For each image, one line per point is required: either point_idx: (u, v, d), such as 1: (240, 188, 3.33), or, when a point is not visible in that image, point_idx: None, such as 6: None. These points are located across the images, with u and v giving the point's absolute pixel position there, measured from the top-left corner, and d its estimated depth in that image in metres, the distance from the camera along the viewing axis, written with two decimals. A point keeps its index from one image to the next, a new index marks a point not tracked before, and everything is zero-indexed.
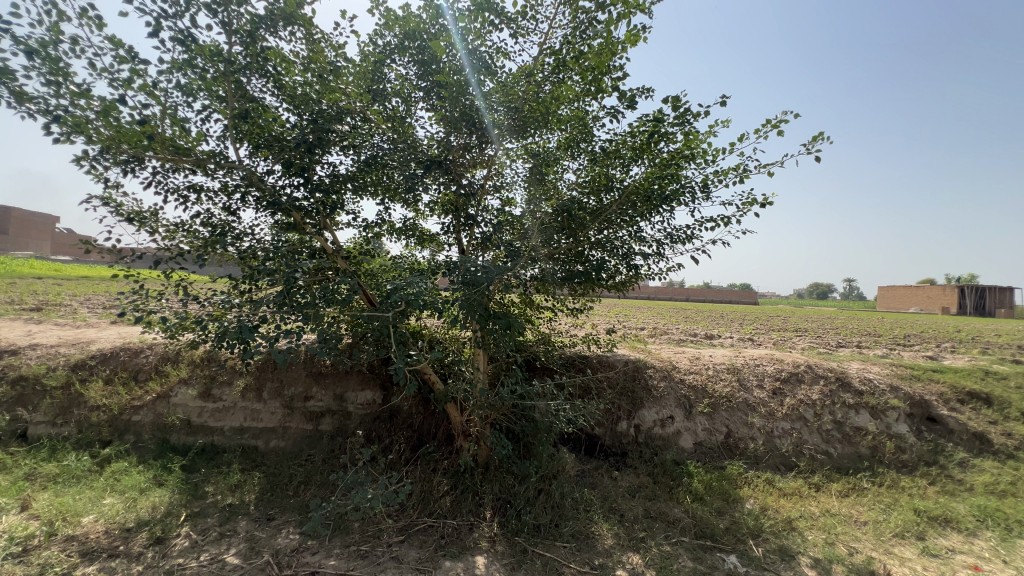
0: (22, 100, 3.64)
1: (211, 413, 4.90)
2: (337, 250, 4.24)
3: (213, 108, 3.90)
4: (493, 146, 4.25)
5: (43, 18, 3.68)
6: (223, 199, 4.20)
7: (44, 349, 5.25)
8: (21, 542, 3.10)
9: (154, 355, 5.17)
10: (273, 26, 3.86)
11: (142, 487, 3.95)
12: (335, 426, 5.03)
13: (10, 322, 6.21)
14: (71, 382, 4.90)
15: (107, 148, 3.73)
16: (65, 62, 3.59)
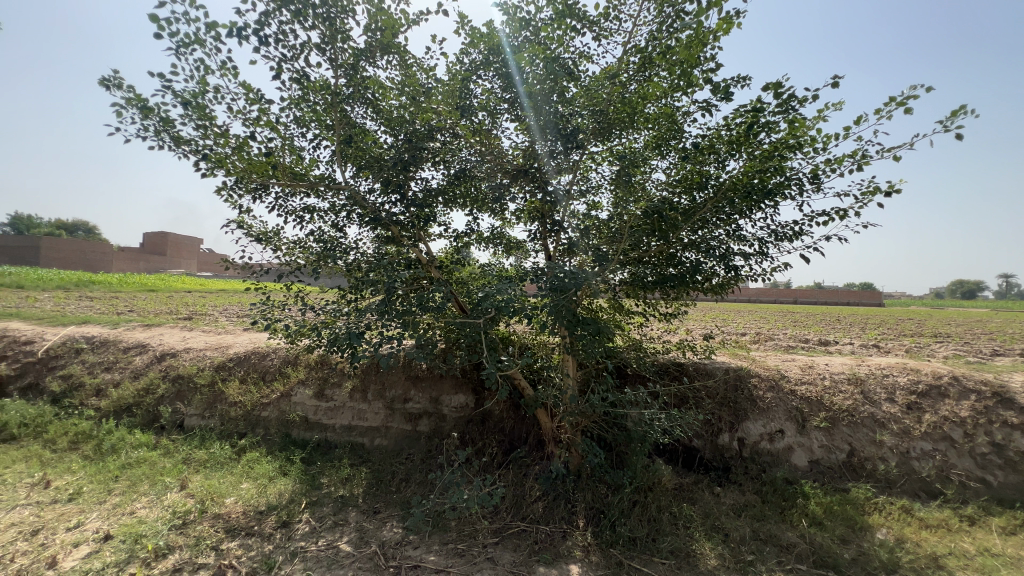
0: (179, 142, 4.32)
1: (325, 411, 5.40)
2: (431, 260, 4.47)
3: (322, 136, 4.32)
4: (577, 152, 4.22)
5: (194, 73, 4.36)
6: (332, 217, 4.63)
7: (195, 352, 6.15)
8: (181, 516, 3.65)
9: (278, 358, 5.82)
10: (372, 57, 4.19)
11: (270, 475, 4.46)
12: (431, 427, 5.29)
13: (170, 329, 7.38)
14: (215, 380, 5.68)
15: (240, 179, 4.29)
16: (210, 107, 4.20)
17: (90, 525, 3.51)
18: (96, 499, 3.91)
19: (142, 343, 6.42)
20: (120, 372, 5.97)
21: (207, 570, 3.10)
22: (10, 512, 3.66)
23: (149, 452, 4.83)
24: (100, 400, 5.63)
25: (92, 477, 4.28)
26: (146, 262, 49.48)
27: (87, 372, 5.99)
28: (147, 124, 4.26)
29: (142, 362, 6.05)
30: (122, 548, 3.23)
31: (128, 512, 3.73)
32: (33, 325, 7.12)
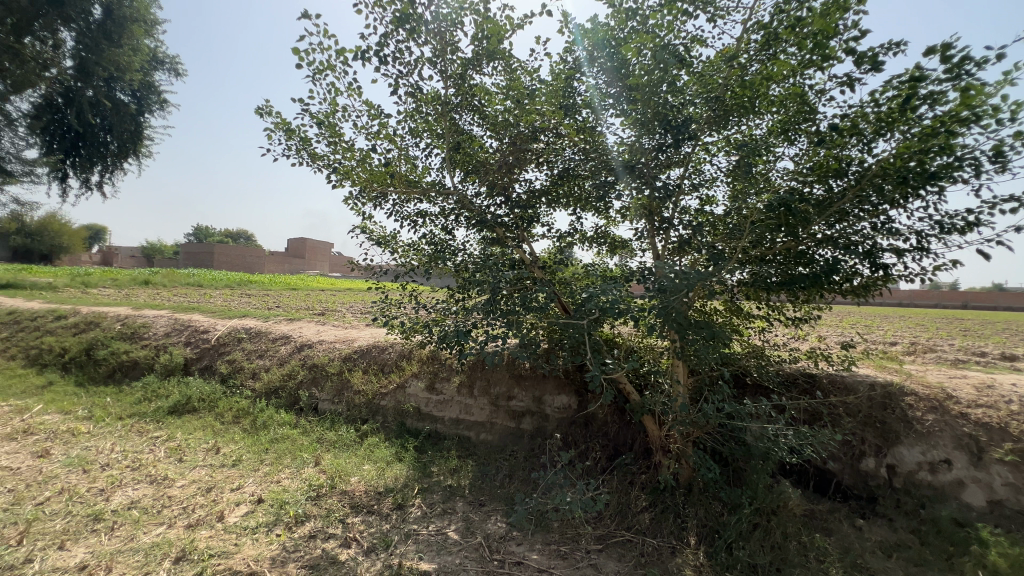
0: (314, 158, 4.87)
1: (435, 403, 5.74)
2: (534, 260, 4.52)
3: (433, 145, 4.59)
4: (689, 143, 3.96)
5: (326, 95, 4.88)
6: (442, 221, 4.90)
7: (327, 344, 6.92)
8: (316, 489, 4.13)
9: (394, 352, 6.32)
10: (478, 64, 4.34)
11: (388, 460, 4.86)
12: (534, 426, 5.37)
13: (308, 323, 8.40)
14: (342, 370, 6.34)
15: (363, 188, 4.72)
16: (339, 126, 4.69)
17: (247, 488, 4.13)
18: (252, 466, 4.58)
19: (286, 334, 7.38)
20: (270, 359, 6.93)
21: (336, 539, 3.46)
22: (191, 470, 4.44)
23: (291, 430, 5.54)
24: (255, 381, 6.58)
25: (249, 448, 5.02)
26: (290, 265, 57.07)
27: (245, 357, 7.05)
28: (290, 143, 4.88)
29: (286, 351, 6.96)
30: (271, 511, 3.74)
31: (276, 480, 4.31)
32: (208, 317, 8.57)
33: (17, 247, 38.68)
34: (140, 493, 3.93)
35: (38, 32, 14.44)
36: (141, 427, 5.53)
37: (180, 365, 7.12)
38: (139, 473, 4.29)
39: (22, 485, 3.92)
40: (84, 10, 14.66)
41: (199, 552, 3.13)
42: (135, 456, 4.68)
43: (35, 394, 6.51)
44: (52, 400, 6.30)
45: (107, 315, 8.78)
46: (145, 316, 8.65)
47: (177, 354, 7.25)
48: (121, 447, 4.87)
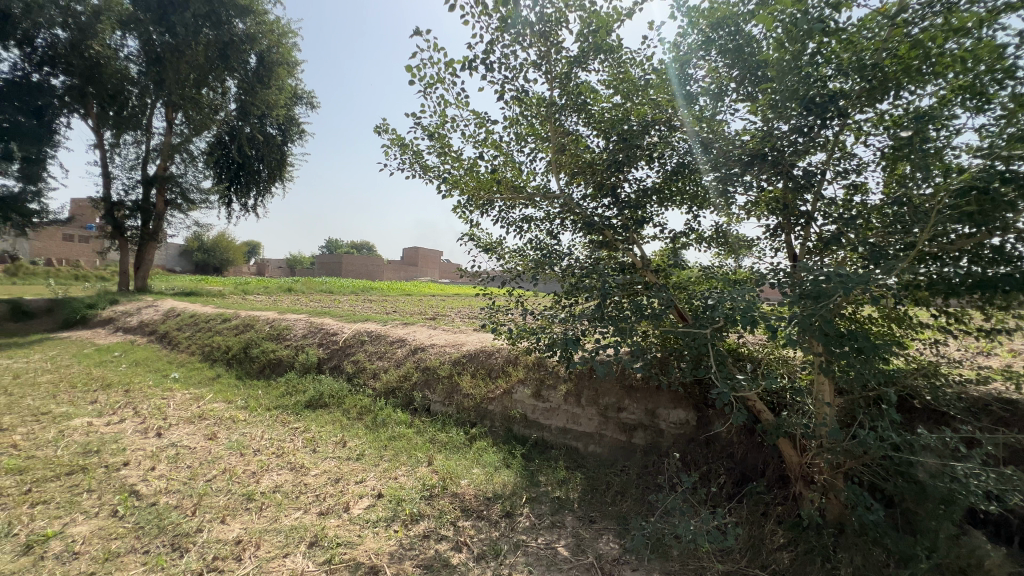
0: (426, 170, 5.12)
1: (542, 411, 5.68)
2: (646, 263, 4.25)
3: (539, 149, 4.56)
4: (835, 122, 3.42)
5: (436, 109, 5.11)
6: (547, 226, 4.85)
7: (439, 347, 7.25)
8: (429, 489, 4.30)
9: (501, 358, 6.40)
10: (585, 61, 4.21)
11: (496, 465, 4.92)
12: (648, 441, 5.06)
13: (421, 327, 8.91)
14: (452, 373, 6.58)
15: (470, 196, 4.84)
16: (448, 137, 4.88)
17: (369, 482, 4.44)
18: (373, 461, 4.92)
19: (402, 337, 7.90)
20: (388, 360, 7.45)
21: (448, 542, 3.54)
22: (323, 461, 4.90)
23: (407, 428, 5.88)
24: (375, 381, 7.12)
25: (370, 443, 5.42)
26: (406, 272, 61.84)
27: (367, 358, 7.67)
28: (404, 157, 5.19)
29: (402, 353, 7.43)
30: (389, 506, 3.97)
31: (394, 477, 4.58)
32: (337, 321, 9.53)
33: (197, 261, 47.03)
34: (282, 478, 4.42)
35: (211, 83, 17.42)
36: (284, 418, 6.28)
37: (315, 363, 7.98)
38: (282, 460, 4.85)
39: (196, 462, 4.65)
40: (243, 60, 17.36)
41: (329, 540, 3.40)
42: (279, 444, 5.31)
43: (208, 385, 7.76)
44: (219, 390, 7.44)
45: (260, 318, 10.19)
46: (288, 319, 9.88)
47: (313, 353, 8.14)
48: (269, 435, 5.56)
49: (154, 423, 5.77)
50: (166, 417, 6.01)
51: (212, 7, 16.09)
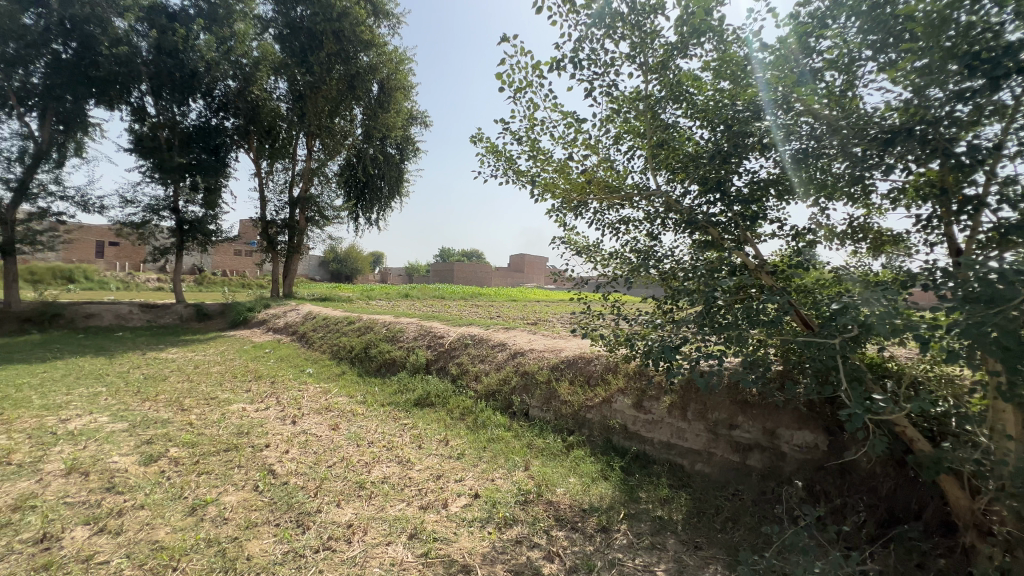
0: (518, 175, 5.17)
1: (643, 423, 5.37)
2: (761, 264, 3.80)
3: (636, 146, 4.35)
4: (1016, 81, 2.73)
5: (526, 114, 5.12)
6: (647, 226, 4.60)
7: (537, 352, 7.26)
8: (524, 494, 4.30)
9: (600, 365, 6.21)
10: (684, 48, 3.94)
11: (594, 476, 4.76)
12: (766, 464, 4.52)
13: (521, 332, 9.04)
14: (551, 379, 6.53)
15: (563, 200, 4.77)
16: (538, 140, 4.86)
17: (468, 481, 4.57)
18: (472, 462, 5.06)
19: (503, 342, 8.06)
20: (489, 364, 7.66)
21: (540, 550, 3.49)
22: (427, 457, 5.18)
23: (505, 431, 5.98)
24: (477, 383, 7.35)
25: (470, 444, 5.61)
26: (513, 279, 63.67)
27: (470, 361, 7.96)
28: (498, 164, 5.29)
29: (502, 357, 7.58)
30: (485, 507, 4.04)
31: (491, 478, 4.67)
32: (445, 324, 10.07)
33: (333, 270, 53.37)
34: (391, 470, 4.75)
35: (343, 112, 19.70)
36: (396, 414, 6.78)
37: (424, 364, 8.51)
38: (391, 453, 5.22)
39: (321, 449, 5.21)
40: (367, 89, 19.32)
41: (427, 534, 3.56)
42: (390, 438, 5.73)
43: (335, 380, 8.69)
44: (343, 386, 8.30)
45: (378, 321, 11.18)
46: (402, 322, 10.70)
47: (422, 355, 8.69)
48: (381, 429, 6.04)
49: (291, 412, 6.61)
50: (300, 407, 6.84)
51: (341, 45, 18.18)
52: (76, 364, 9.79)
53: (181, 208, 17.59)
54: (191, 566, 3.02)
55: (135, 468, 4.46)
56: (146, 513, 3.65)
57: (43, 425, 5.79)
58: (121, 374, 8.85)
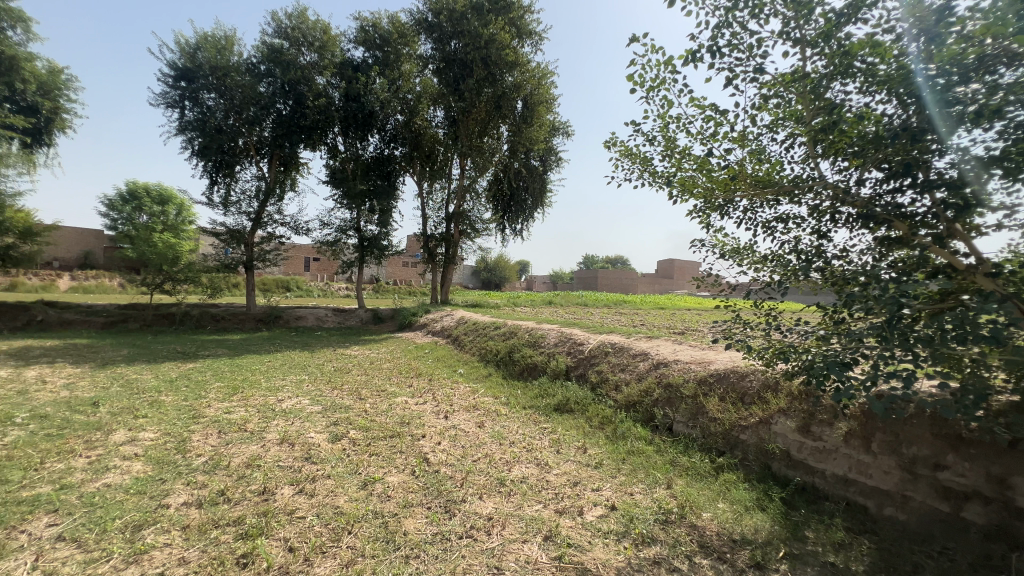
0: (655, 176, 4.95)
1: (811, 451, 4.63)
2: (975, 265, 3.02)
3: (795, 132, 3.84)
4: None
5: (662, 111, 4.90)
6: (812, 224, 4.02)
7: (682, 364, 6.77)
8: (665, 514, 4.05)
9: (756, 382, 5.54)
10: (856, 11, 3.37)
11: (747, 505, 4.27)
12: (991, 520, 3.55)
13: (665, 341, 8.55)
14: (697, 393, 6.04)
15: (705, 200, 4.42)
16: (675, 138, 4.60)
17: (605, 492, 4.49)
18: (610, 472, 4.96)
19: (645, 351, 7.72)
20: (630, 373, 7.41)
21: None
22: (565, 462, 5.23)
23: (646, 445, 5.73)
24: (617, 393, 7.16)
25: (609, 454, 5.50)
26: (660, 285, 60.88)
27: (610, 369, 7.80)
28: (633, 167, 5.13)
29: (644, 367, 7.26)
30: (621, 521, 3.93)
31: (629, 492, 4.51)
32: (585, 331, 10.05)
33: (484, 278, 57.44)
34: (529, 471, 4.91)
35: (491, 131, 21.22)
36: (536, 417, 7.00)
37: (564, 370, 8.62)
38: (530, 454, 5.40)
39: (468, 444, 5.64)
40: (512, 107, 20.43)
41: (561, 538, 3.60)
42: (530, 440, 5.93)
43: (482, 381, 9.32)
44: (489, 387, 8.85)
45: (521, 327, 11.67)
46: (543, 329, 10.99)
47: (562, 361, 8.81)
48: (522, 431, 6.28)
49: (444, 407, 7.30)
50: (452, 404, 7.51)
51: (489, 70, 19.53)
52: (290, 356, 12.26)
53: (362, 227, 20.77)
54: (361, 532, 3.53)
55: (325, 444, 5.40)
56: (331, 482, 4.39)
57: (267, 402, 7.38)
58: (318, 366, 10.80)
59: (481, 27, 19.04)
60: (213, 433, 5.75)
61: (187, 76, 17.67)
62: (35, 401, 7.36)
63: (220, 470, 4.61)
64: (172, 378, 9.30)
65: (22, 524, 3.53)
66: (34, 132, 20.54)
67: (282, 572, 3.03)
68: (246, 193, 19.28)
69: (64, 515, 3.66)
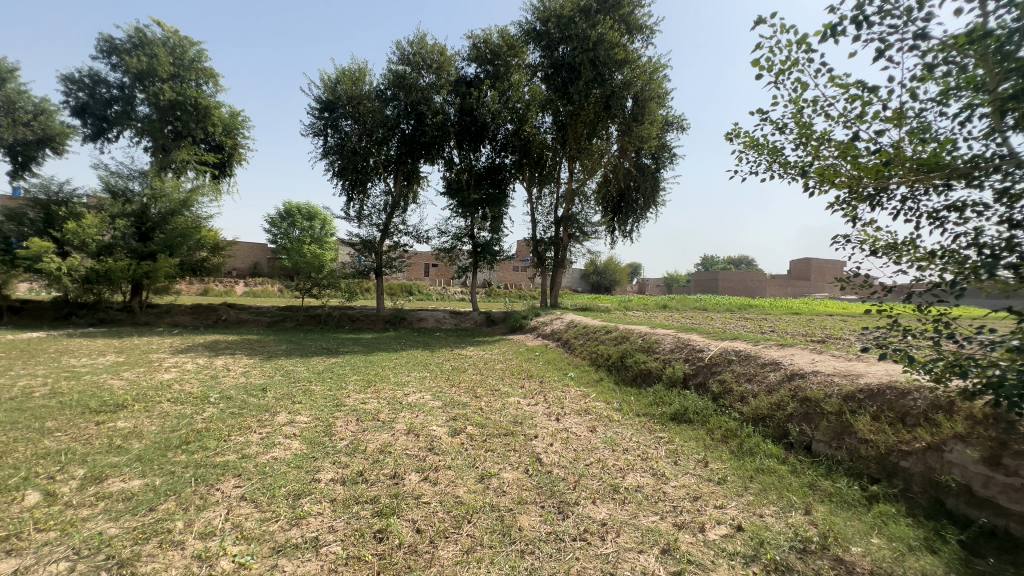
0: (786, 167, 4.49)
1: (1003, 489, 3.78)
2: None
3: (973, 103, 3.23)
4: None
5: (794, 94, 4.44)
6: (1000, 212, 3.31)
7: (823, 376, 5.98)
8: (802, 541, 3.63)
9: (923, 401, 4.70)
10: None
11: (910, 544, 3.63)
12: None
13: (801, 350, 7.63)
14: (843, 410, 5.29)
15: (850, 190, 3.89)
16: (811, 122, 4.14)
17: (730, 510, 4.16)
18: (735, 490, 4.58)
19: (777, 360, 6.96)
20: (758, 385, 6.74)
21: None
22: (683, 475, 4.95)
23: (779, 464, 5.18)
24: (743, 405, 6.57)
25: (734, 471, 5.09)
26: (793, 287, 54.86)
27: (735, 380, 7.18)
28: (759, 159, 4.73)
29: (775, 378, 6.54)
30: (750, 543, 3.61)
31: (759, 514, 4.12)
32: (704, 337, 9.40)
33: (594, 282, 56.89)
34: (644, 480, 4.75)
35: (599, 132, 21.01)
36: (651, 426, 6.72)
37: (681, 378, 8.15)
38: (646, 463, 5.22)
39: (580, 447, 5.63)
40: (622, 106, 19.91)
41: (680, 553, 3.42)
42: (645, 448, 5.72)
43: (593, 386, 9.20)
44: (601, 392, 8.71)
45: (634, 332, 11.30)
46: (657, 334, 10.52)
47: (679, 368, 8.34)
48: (636, 439, 6.09)
49: (555, 410, 7.37)
50: (563, 407, 7.55)
51: (598, 70, 19.21)
52: (413, 355, 13.38)
53: (475, 234, 21.78)
54: (479, 523, 3.72)
55: (446, 437, 5.81)
56: (452, 473, 4.70)
57: (395, 396, 8.14)
58: (438, 365, 11.61)
59: (589, 29, 18.88)
60: (352, 420, 6.51)
61: (329, 107, 20.26)
62: (222, 385, 9.03)
63: (359, 453, 5.20)
64: (320, 370, 10.72)
65: (217, 483, 4.37)
66: (220, 165, 25.27)
67: (412, 550, 3.33)
68: (376, 207, 21.50)
69: (245, 479, 4.45)
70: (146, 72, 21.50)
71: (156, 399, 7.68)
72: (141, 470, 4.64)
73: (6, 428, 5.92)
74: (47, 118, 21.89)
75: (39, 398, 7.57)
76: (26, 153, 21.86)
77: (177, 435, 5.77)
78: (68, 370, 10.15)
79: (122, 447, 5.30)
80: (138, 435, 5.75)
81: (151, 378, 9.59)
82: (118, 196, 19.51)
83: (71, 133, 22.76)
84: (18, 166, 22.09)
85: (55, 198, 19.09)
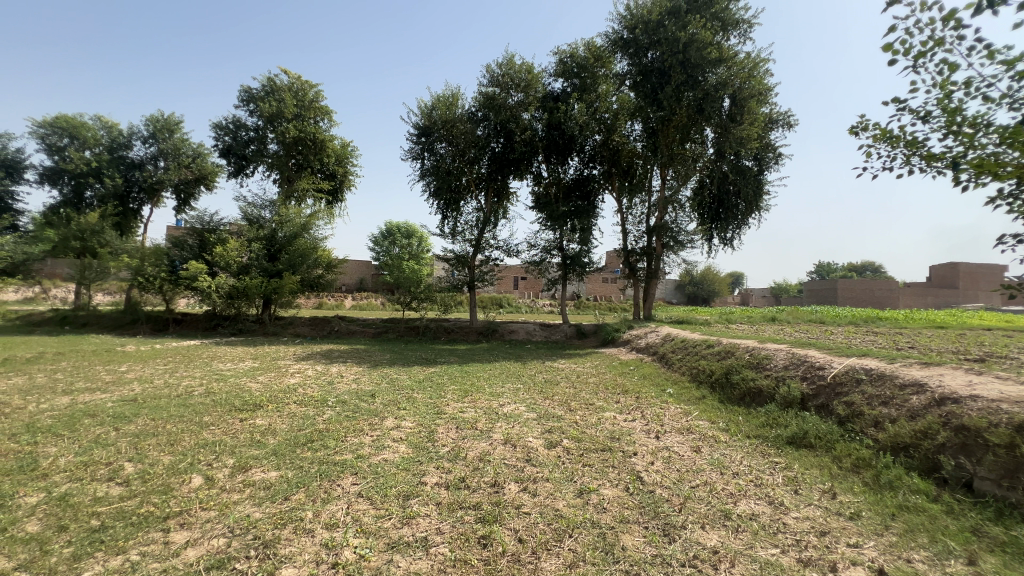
0: (930, 160, 3.98)
1: None
2: None
3: None
4: None
5: (938, 77, 3.91)
6: None
7: (985, 402, 5.05)
8: None
9: None
10: None
11: None
12: None
13: (952, 370, 6.53)
14: (1015, 443, 4.40)
15: (1019, 180, 3.32)
16: (963, 106, 3.61)
17: (868, 551, 3.65)
18: (874, 528, 4.03)
19: (920, 381, 6.02)
20: (898, 409, 5.87)
21: None
22: (807, 506, 4.46)
23: (929, 503, 4.46)
24: (878, 432, 5.77)
25: (870, 506, 4.48)
26: (935, 296, 47.66)
27: (866, 403, 6.34)
28: (894, 153, 4.25)
29: (919, 402, 5.66)
30: None
31: (906, 559, 3.57)
32: (825, 353, 8.46)
33: (691, 293, 54.03)
34: (760, 508, 4.36)
35: (693, 136, 20.11)
36: (765, 449, 6.16)
37: (798, 399, 7.38)
38: (760, 490, 4.79)
39: (684, 468, 5.32)
40: (718, 107, 18.86)
41: None
42: (758, 474, 5.26)
43: (694, 404, 8.68)
44: (704, 410, 8.19)
45: (740, 346, 10.50)
46: (767, 349, 9.65)
47: (795, 388, 7.56)
48: (748, 462, 5.62)
49: (654, 427, 7.05)
50: (662, 424, 7.23)
51: (689, 73, 18.54)
52: (506, 366, 13.68)
53: (565, 247, 21.80)
54: (581, 538, 3.68)
55: (543, 449, 5.85)
56: (550, 486, 4.71)
57: (492, 406, 8.38)
58: (531, 377, 11.74)
59: (678, 31, 18.22)
60: (452, 428, 6.81)
61: (426, 132, 21.74)
62: (338, 390, 9.96)
63: (460, 460, 5.42)
64: (421, 379, 11.36)
65: (338, 479, 4.81)
66: (334, 192, 28.12)
67: (515, 559, 3.39)
68: (469, 223, 22.48)
69: (360, 477, 4.84)
70: (276, 115, 24.68)
71: (286, 400, 8.69)
72: (277, 462, 5.28)
73: (176, 420, 7.09)
74: (202, 160, 26.07)
75: (197, 396, 8.95)
76: (187, 191, 26.17)
77: (304, 433, 6.47)
78: (218, 373, 11.87)
79: (261, 441, 6.07)
80: (272, 432, 6.54)
81: (281, 382, 10.87)
82: (254, 223, 22.57)
83: (218, 171, 26.83)
84: (181, 202, 26.50)
85: (207, 226, 22.41)
